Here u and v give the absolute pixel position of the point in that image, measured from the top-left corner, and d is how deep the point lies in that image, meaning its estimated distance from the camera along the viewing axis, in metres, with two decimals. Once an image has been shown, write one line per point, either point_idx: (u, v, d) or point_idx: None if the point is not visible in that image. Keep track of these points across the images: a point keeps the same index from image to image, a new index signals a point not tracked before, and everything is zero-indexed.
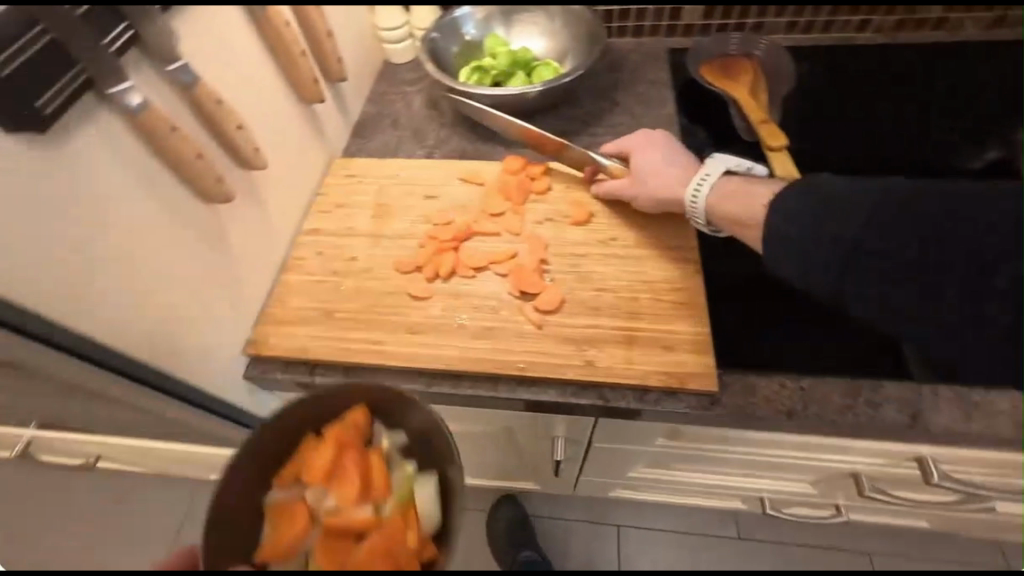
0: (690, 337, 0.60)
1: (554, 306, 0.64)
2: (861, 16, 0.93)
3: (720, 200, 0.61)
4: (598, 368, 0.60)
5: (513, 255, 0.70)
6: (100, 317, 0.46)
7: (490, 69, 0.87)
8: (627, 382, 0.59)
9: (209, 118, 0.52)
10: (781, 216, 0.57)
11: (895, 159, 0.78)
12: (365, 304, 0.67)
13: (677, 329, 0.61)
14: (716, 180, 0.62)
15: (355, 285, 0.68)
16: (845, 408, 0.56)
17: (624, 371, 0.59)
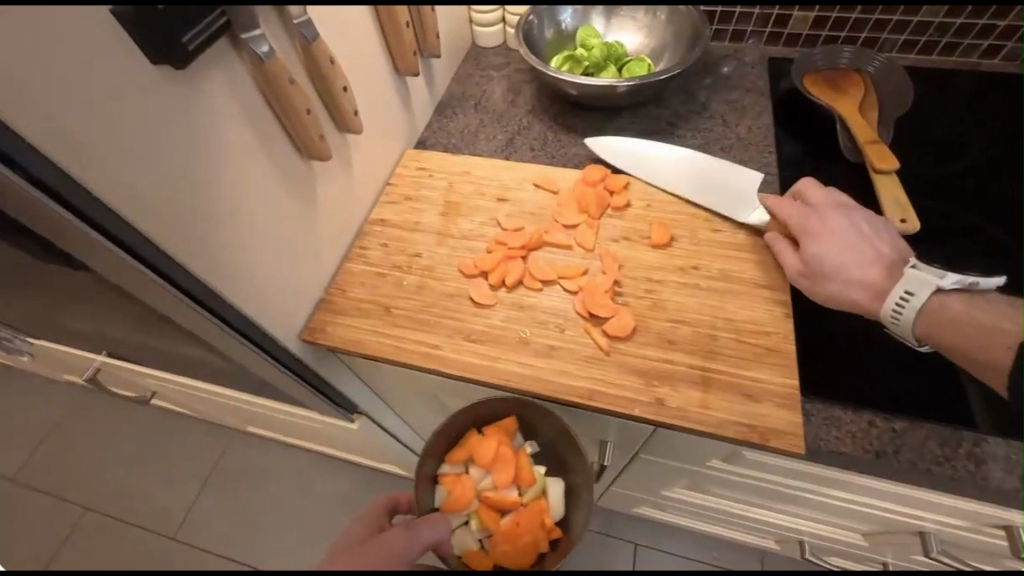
0: (775, 390, 0.56)
1: (624, 332, 0.60)
2: (991, 42, 0.86)
3: (932, 328, 0.52)
4: (668, 409, 0.56)
5: (586, 271, 0.67)
6: (200, 252, 0.48)
7: (583, 59, 0.86)
8: (699, 425, 0.55)
9: (320, 76, 0.53)
10: (939, 290, 0.52)
11: (1016, 200, 0.72)
12: (429, 301, 0.67)
13: (760, 378, 0.56)
14: (924, 303, 0.52)
15: (420, 282, 0.68)
16: (943, 458, 0.52)
17: (698, 415, 0.55)
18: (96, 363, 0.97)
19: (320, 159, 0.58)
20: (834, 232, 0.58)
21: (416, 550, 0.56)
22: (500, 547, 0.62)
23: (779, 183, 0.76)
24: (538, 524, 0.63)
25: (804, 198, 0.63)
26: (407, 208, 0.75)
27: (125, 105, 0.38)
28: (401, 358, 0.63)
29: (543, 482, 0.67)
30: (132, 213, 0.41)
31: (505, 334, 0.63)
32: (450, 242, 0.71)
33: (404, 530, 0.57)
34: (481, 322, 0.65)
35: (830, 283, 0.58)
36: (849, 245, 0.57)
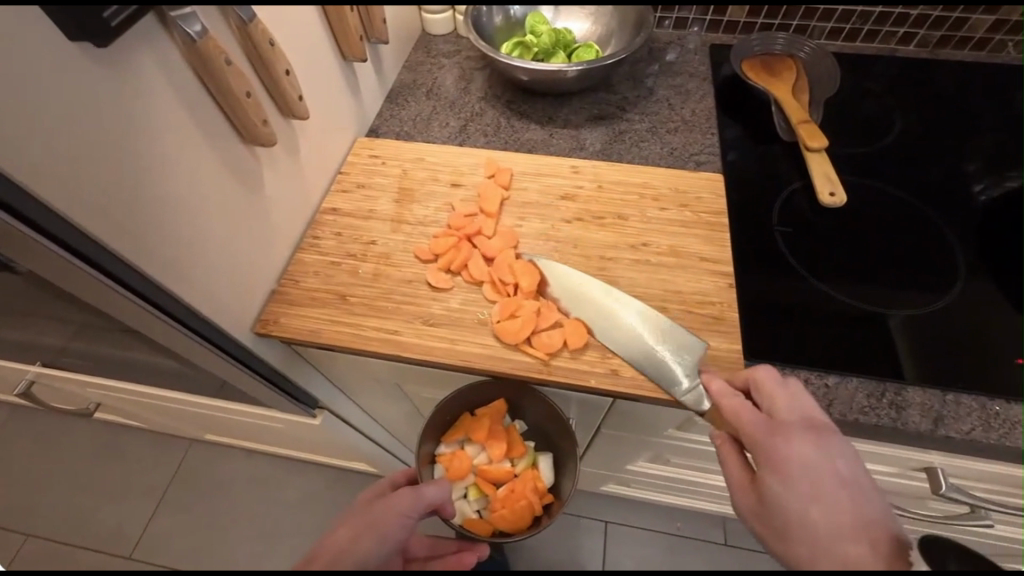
0: (718, 352, 0.60)
1: (546, 356, 0.61)
2: (906, 29, 0.93)
3: None
4: (622, 377, 0.60)
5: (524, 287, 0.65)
6: (142, 244, 0.46)
7: (532, 45, 0.87)
8: (652, 391, 0.59)
9: (260, 59, 0.52)
10: None
11: (931, 172, 0.78)
12: (387, 288, 0.66)
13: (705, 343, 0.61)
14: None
15: (376, 269, 0.68)
16: (869, 408, 0.57)
17: (652, 382, 0.59)
18: (29, 374, 0.91)
19: (267, 145, 0.56)
20: (791, 460, 0.46)
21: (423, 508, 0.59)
22: (498, 513, 0.70)
23: (721, 162, 0.80)
24: (531, 489, 0.70)
25: (761, 398, 0.52)
26: (361, 196, 0.74)
27: (47, 87, 0.36)
28: (361, 345, 0.63)
29: (533, 454, 0.75)
30: (63, 205, 0.39)
31: (465, 316, 0.64)
32: (406, 229, 0.71)
33: (410, 489, 0.60)
34: (440, 306, 0.65)
35: (796, 543, 0.44)
36: (811, 480, 0.45)
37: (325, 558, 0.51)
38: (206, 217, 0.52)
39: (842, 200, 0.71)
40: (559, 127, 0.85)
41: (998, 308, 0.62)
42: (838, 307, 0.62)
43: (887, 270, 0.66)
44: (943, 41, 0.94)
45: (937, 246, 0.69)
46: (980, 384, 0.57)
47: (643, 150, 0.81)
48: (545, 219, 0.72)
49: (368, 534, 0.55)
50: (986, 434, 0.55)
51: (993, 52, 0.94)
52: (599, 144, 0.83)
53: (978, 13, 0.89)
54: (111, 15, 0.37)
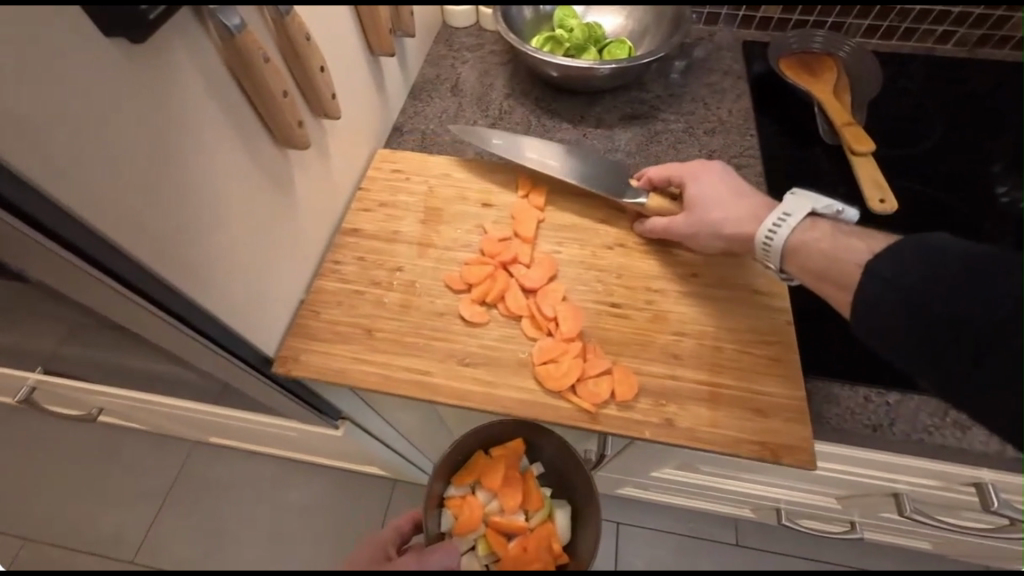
0: (777, 401, 0.56)
1: (590, 406, 0.56)
2: (945, 28, 0.90)
3: None
4: (678, 429, 0.55)
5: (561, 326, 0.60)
6: (173, 257, 0.43)
7: (564, 39, 0.83)
8: (711, 442, 0.54)
9: (297, 56, 0.48)
10: None
11: (977, 177, 0.76)
12: (417, 321, 0.61)
13: (763, 390, 0.56)
14: None
15: (403, 299, 0.63)
16: (934, 427, 0.54)
17: (709, 432, 0.55)
18: (31, 381, 0.87)
19: (301, 148, 0.52)
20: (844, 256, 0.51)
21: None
22: (507, 572, 0.64)
23: (762, 165, 0.77)
24: (545, 549, 0.64)
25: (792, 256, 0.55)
26: (384, 215, 0.69)
27: (75, 86, 0.33)
28: (391, 388, 0.58)
29: (551, 506, 0.69)
30: (91, 215, 0.36)
31: (502, 354, 0.60)
32: (438, 237, 0.67)
33: (414, 559, 0.55)
34: (474, 342, 0.60)
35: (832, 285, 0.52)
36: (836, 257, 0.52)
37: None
38: (238, 228, 0.49)
39: (893, 206, 0.69)
40: (592, 126, 0.81)
41: None
42: None
43: None
44: (982, 40, 0.91)
45: None
46: None
47: (680, 152, 0.78)
48: (586, 231, 0.68)
49: None
50: None
51: None
52: (634, 145, 0.80)
53: (1022, 12, 0.86)
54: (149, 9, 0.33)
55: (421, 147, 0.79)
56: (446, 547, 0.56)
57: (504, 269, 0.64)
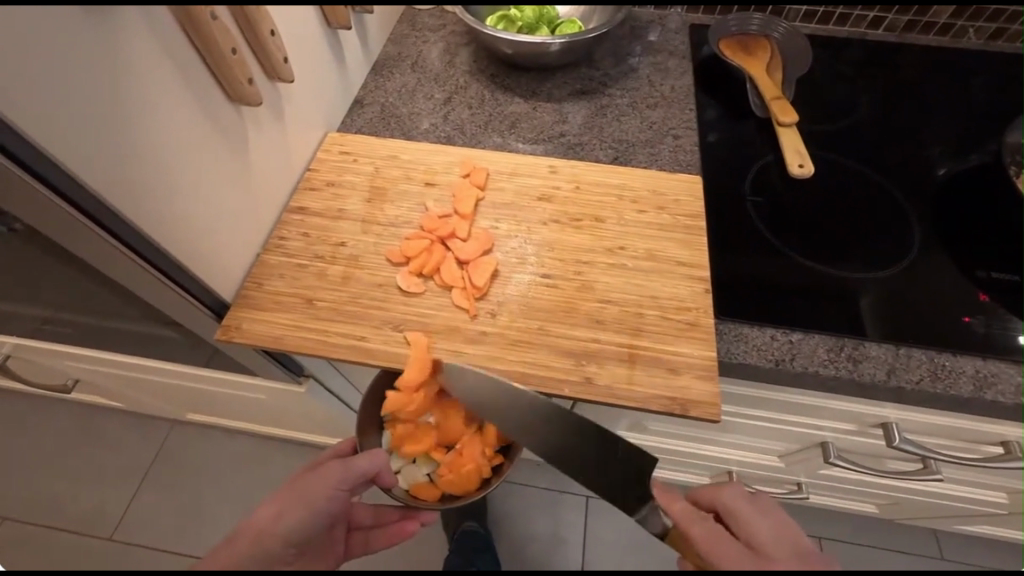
0: (696, 361, 0.57)
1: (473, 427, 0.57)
2: (876, 13, 0.97)
3: None
4: (598, 388, 0.55)
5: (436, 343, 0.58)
6: (129, 195, 0.47)
7: (516, 18, 0.88)
8: (627, 401, 0.55)
9: (246, 17, 0.52)
10: None
11: (893, 147, 0.82)
12: (356, 292, 0.62)
13: (681, 351, 0.58)
14: None
15: (345, 271, 0.63)
16: (829, 361, 0.60)
17: (627, 392, 0.55)
18: (4, 345, 0.90)
19: (254, 105, 0.57)
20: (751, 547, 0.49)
21: (354, 479, 0.62)
22: (445, 477, 0.68)
23: (700, 135, 0.82)
24: (478, 453, 0.68)
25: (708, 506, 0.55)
26: (330, 194, 0.70)
27: (35, 26, 0.37)
28: (324, 354, 0.58)
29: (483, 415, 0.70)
30: (54, 149, 0.41)
31: (436, 324, 0.60)
32: (388, 196, 0.71)
33: (341, 462, 0.62)
34: (407, 312, 0.60)
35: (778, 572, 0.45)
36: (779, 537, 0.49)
37: (251, 534, 0.57)
38: (193, 175, 0.53)
39: (812, 171, 0.74)
40: (543, 100, 0.86)
41: (949, 272, 0.67)
42: (803, 272, 0.66)
43: (853, 240, 0.70)
44: (909, 26, 0.98)
45: (898, 217, 0.73)
46: (927, 338, 0.61)
47: (623, 124, 0.83)
48: (527, 193, 0.71)
49: (294, 508, 0.59)
50: (934, 384, 0.59)
51: (955, 37, 0.99)
52: (581, 117, 0.85)
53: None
54: None
55: (380, 118, 0.84)
56: (370, 453, 0.63)
57: (444, 241, 0.65)
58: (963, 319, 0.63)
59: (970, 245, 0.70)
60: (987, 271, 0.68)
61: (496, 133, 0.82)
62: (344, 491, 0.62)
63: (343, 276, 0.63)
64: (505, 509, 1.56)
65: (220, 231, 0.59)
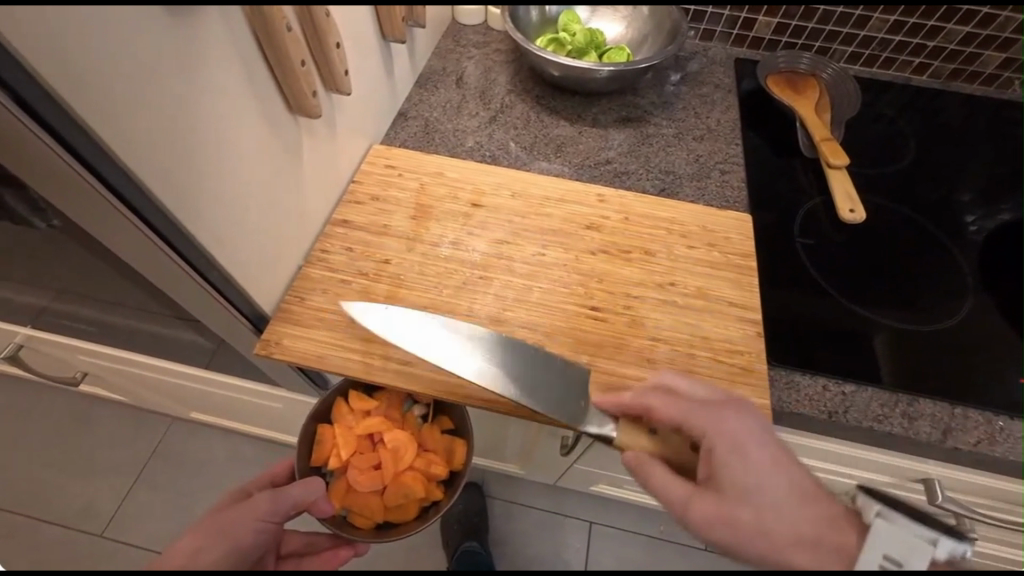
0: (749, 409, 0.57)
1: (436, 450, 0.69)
2: (922, 59, 0.97)
3: None
4: None
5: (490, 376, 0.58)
6: (191, 210, 0.47)
7: (566, 41, 0.88)
8: None
9: (315, 32, 0.51)
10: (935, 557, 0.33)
11: (943, 192, 0.81)
12: None
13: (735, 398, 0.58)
14: None
15: (390, 291, 0.63)
16: (884, 417, 0.58)
17: None
18: (18, 336, 0.88)
19: (312, 115, 0.56)
20: (726, 479, 0.43)
21: (284, 511, 0.57)
22: (381, 505, 0.66)
23: (745, 171, 0.81)
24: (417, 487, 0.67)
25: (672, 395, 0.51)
26: (375, 209, 0.70)
27: (130, 41, 0.36)
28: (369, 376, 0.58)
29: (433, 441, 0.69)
30: (134, 162, 0.40)
31: None
32: (434, 212, 0.70)
33: (270, 492, 0.57)
34: None
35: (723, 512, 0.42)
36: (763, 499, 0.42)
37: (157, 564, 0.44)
38: (251, 190, 0.53)
39: (863, 216, 0.73)
40: (588, 125, 0.85)
41: (1005, 329, 0.64)
42: (855, 320, 0.64)
43: (906, 292, 0.67)
44: (955, 74, 0.98)
45: (950, 268, 0.70)
46: (987, 400, 0.58)
47: (668, 156, 0.82)
48: (575, 219, 0.70)
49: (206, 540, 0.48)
50: (991, 447, 0.56)
51: (999, 88, 0.98)
52: (627, 146, 0.84)
53: (990, 49, 0.93)
54: None
55: (424, 133, 0.83)
56: (306, 481, 0.60)
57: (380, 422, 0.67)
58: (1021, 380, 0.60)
59: None
60: None
61: (541, 156, 0.81)
62: (272, 523, 0.55)
63: (390, 296, 0.62)
64: (507, 530, 1.52)
65: (267, 246, 0.58)
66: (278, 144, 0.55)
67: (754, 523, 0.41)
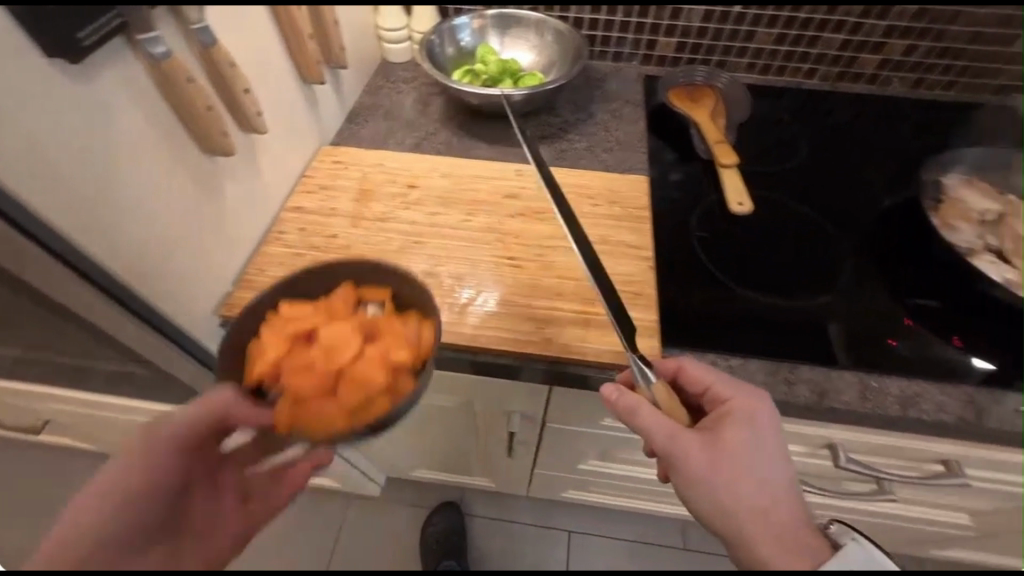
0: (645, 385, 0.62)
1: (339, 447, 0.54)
2: (809, 65, 1.07)
3: None
4: None
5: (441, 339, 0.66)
6: (100, 242, 0.52)
7: (480, 72, 0.96)
8: None
9: (220, 79, 0.57)
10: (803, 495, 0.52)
11: (828, 183, 0.89)
12: None
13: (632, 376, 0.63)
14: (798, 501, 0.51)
15: None
16: (765, 385, 0.64)
17: None
18: None
19: (225, 153, 0.61)
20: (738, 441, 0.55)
21: (171, 446, 0.49)
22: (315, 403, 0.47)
23: (650, 174, 0.89)
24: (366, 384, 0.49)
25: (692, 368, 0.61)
26: (303, 232, 0.75)
27: (22, 93, 0.44)
28: None
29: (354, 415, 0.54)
30: (32, 198, 0.46)
31: None
32: (364, 224, 0.76)
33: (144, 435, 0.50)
34: None
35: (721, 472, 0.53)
36: (739, 458, 0.54)
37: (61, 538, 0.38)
38: (165, 223, 0.58)
39: (750, 210, 0.81)
40: (506, 145, 0.93)
41: (876, 298, 0.71)
42: (742, 299, 0.71)
43: (787, 272, 0.75)
44: (841, 76, 1.08)
45: (829, 248, 0.78)
46: (855, 362, 0.65)
47: (579, 166, 0.89)
48: (488, 228, 0.76)
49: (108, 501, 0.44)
50: (862, 404, 0.62)
51: (882, 85, 1.08)
52: (542, 160, 0.91)
53: (866, 52, 1.03)
54: (85, 36, 0.43)
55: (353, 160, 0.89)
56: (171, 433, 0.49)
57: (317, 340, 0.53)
58: (889, 343, 0.67)
59: (897, 273, 0.75)
60: (912, 298, 0.71)
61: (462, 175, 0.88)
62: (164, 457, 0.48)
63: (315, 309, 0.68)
64: (486, 547, 1.53)
65: (188, 275, 0.63)
66: (194, 181, 0.60)
67: (727, 484, 0.53)
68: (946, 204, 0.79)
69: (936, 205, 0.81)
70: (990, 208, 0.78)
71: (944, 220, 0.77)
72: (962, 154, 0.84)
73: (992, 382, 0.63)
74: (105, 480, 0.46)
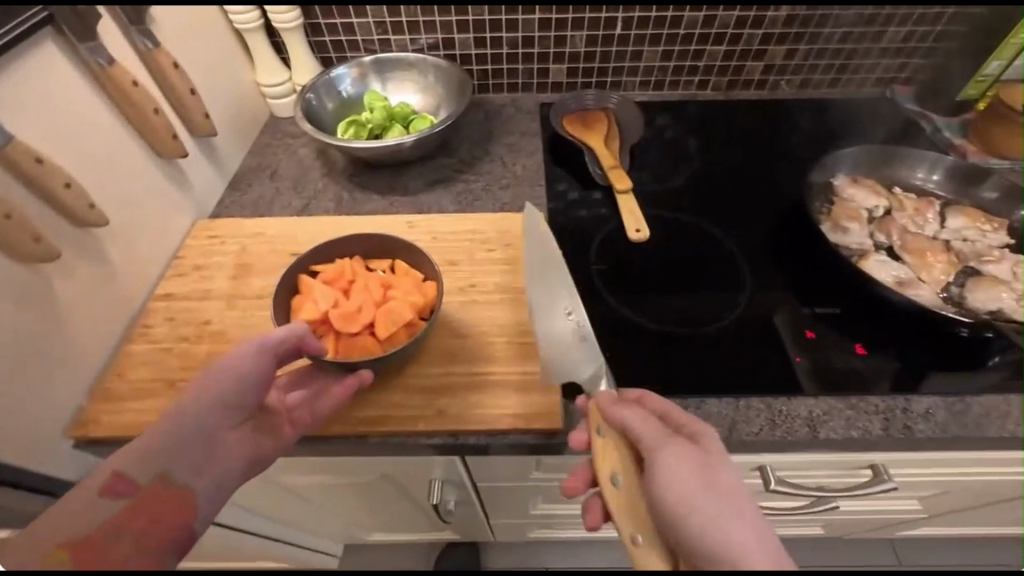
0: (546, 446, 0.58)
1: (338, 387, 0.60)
2: (699, 77, 1.08)
3: None
4: None
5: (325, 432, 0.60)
6: None
7: (366, 122, 0.92)
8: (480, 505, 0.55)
9: (26, 177, 0.53)
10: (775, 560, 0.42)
11: (727, 195, 0.89)
12: None
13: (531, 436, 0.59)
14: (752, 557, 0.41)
15: None
16: None
17: None
18: None
19: (53, 259, 0.56)
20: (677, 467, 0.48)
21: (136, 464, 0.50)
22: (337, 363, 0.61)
23: (549, 208, 0.86)
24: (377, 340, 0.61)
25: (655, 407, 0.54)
26: (171, 322, 0.69)
27: None
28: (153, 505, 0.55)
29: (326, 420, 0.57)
30: None
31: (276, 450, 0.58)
32: (240, 304, 0.70)
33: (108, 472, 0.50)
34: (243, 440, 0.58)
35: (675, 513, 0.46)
36: (713, 496, 0.45)
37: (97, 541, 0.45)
38: None
39: (648, 236, 0.79)
40: (400, 194, 0.89)
41: (779, 312, 0.70)
42: (645, 332, 0.69)
43: (690, 296, 0.73)
44: (732, 84, 1.10)
45: (731, 264, 0.76)
46: (761, 386, 0.63)
47: (477, 208, 0.86)
48: None
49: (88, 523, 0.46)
50: (773, 432, 0.60)
51: (772, 90, 1.10)
52: (439, 205, 0.88)
53: (750, 60, 1.05)
54: None
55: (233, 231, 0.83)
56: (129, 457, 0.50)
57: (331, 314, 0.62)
58: (793, 359, 0.65)
59: (797, 282, 0.74)
60: (812, 307, 0.71)
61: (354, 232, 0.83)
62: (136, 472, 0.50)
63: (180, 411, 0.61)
64: None
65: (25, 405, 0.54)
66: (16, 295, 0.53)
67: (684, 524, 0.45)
68: (836, 206, 0.81)
69: (828, 207, 0.81)
70: (876, 205, 0.80)
71: (835, 222, 0.78)
72: (849, 153, 0.84)
73: (890, 388, 0.63)
74: (134, 448, 0.51)
